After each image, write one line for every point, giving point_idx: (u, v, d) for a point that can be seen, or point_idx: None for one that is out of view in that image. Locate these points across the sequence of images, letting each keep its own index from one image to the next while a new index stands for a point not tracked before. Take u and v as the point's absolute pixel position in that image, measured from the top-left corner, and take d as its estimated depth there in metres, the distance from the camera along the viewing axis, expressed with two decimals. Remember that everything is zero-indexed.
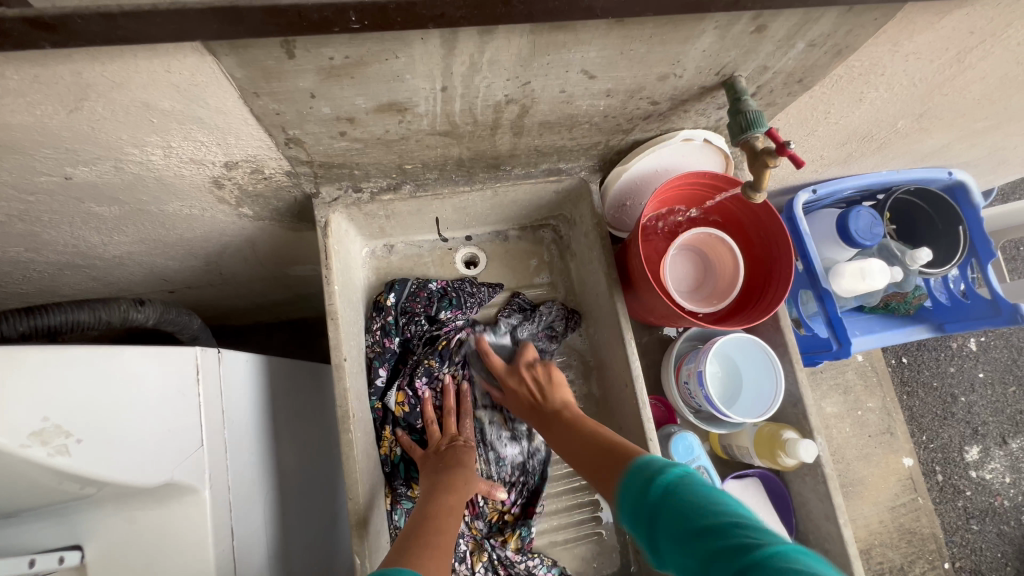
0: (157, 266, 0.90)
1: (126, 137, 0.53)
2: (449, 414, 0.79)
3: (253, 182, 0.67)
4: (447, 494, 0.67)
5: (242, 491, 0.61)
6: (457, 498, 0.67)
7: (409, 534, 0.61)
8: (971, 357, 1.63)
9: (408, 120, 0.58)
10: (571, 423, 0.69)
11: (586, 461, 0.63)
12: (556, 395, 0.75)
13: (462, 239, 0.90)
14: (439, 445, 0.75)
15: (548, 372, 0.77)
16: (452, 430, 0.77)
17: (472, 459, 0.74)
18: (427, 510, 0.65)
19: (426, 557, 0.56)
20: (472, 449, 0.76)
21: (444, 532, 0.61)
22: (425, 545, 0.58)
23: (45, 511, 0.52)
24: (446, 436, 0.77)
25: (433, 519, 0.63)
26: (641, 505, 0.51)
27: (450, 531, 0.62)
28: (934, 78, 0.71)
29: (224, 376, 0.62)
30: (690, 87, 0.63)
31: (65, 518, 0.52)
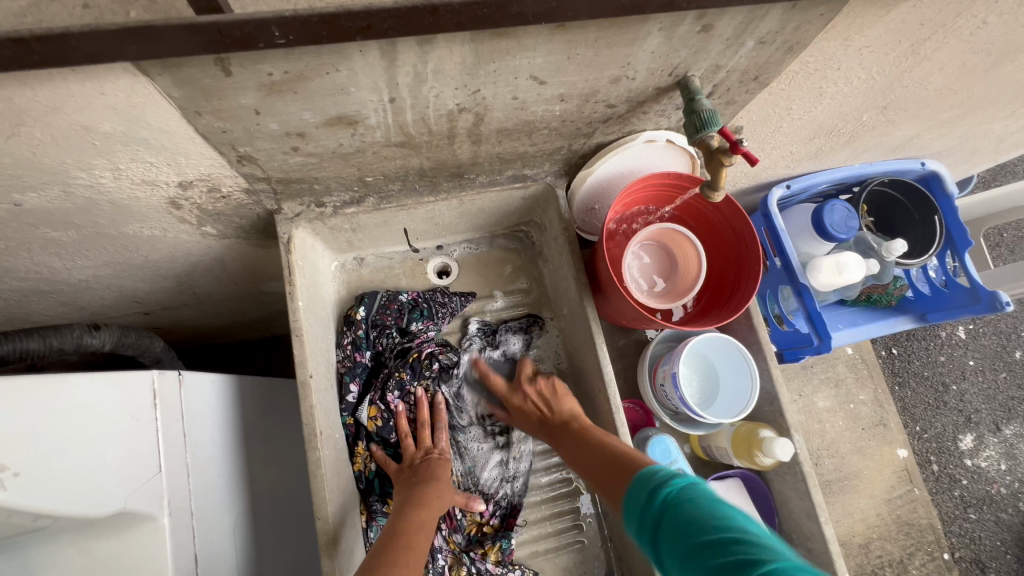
0: (127, 289, 0.89)
1: (70, 161, 0.52)
2: (422, 427, 0.78)
3: (212, 201, 0.67)
4: (419, 510, 0.65)
5: (210, 516, 0.60)
6: (429, 513, 0.66)
7: (375, 555, 0.59)
8: (961, 345, 1.63)
9: (361, 132, 0.58)
10: (588, 432, 0.67)
11: (596, 459, 0.62)
12: (560, 399, 0.75)
13: (433, 249, 0.90)
14: (414, 458, 0.74)
15: (551, 387, 0.77)
16: (426, 443, 0.76)
17: (447, 473, 0.73)
18: (395, 526, 0.63)
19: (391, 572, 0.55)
20: (446, 460, 0.75)
21: (413, 549, 0.60)
22: (389, 562, 0.57)
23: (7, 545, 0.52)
24: (420, 450, 0.76)
25: (402, 535, 0.61)
26: (646, 520, 0.50)
27: (421, 548, 0.61)
28: (892, 70, 0.71)
29: (187, 400, 0.61)
30: (645, 88, 0.62)
31: (21, 553, 0.51)
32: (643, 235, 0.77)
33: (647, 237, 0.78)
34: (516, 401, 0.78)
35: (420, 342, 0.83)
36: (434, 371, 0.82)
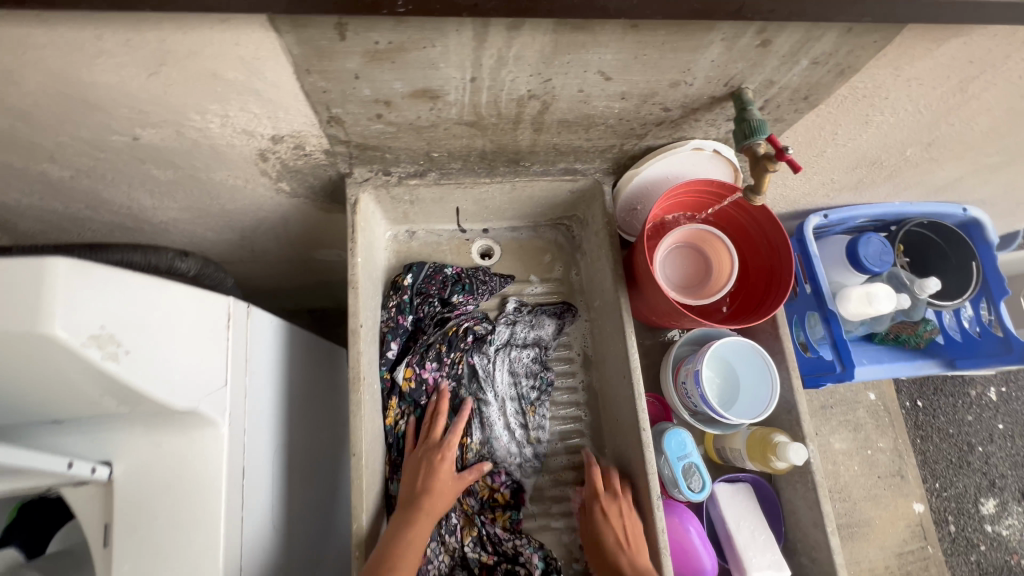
0: (197, 236, 0.97)
1: (191, 103, 0.60)
2: (437, 416, 0.79)
3: (295, 158, 0.74)
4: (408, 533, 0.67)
5: (257, 435, 0.66)
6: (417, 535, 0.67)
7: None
8: (991, 406, 1.59)
9: (439, 107, 0.65)
10: None
11: None
12: (616, 548, 0.70)
13: (479, 232, 0.96)
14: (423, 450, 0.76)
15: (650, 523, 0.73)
16: (435, 434, 0.77)
17: (450, 488, 0.73)
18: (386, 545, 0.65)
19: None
20: (449, 458, 0.75)
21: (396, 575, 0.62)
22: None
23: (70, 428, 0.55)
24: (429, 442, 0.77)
25: (386, 560, 0.63)
26: None
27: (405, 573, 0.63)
28: (939, 106, 0.75)
29: (252, 329, 0.68)
30: (700, 96, 0.68)
31: (93, 435, 0.56)
32: (678, 235, 0.82)
33: (682, 238, 0.82)
34: (620, 507, 0.74)
35: (457, 315, 0.88)
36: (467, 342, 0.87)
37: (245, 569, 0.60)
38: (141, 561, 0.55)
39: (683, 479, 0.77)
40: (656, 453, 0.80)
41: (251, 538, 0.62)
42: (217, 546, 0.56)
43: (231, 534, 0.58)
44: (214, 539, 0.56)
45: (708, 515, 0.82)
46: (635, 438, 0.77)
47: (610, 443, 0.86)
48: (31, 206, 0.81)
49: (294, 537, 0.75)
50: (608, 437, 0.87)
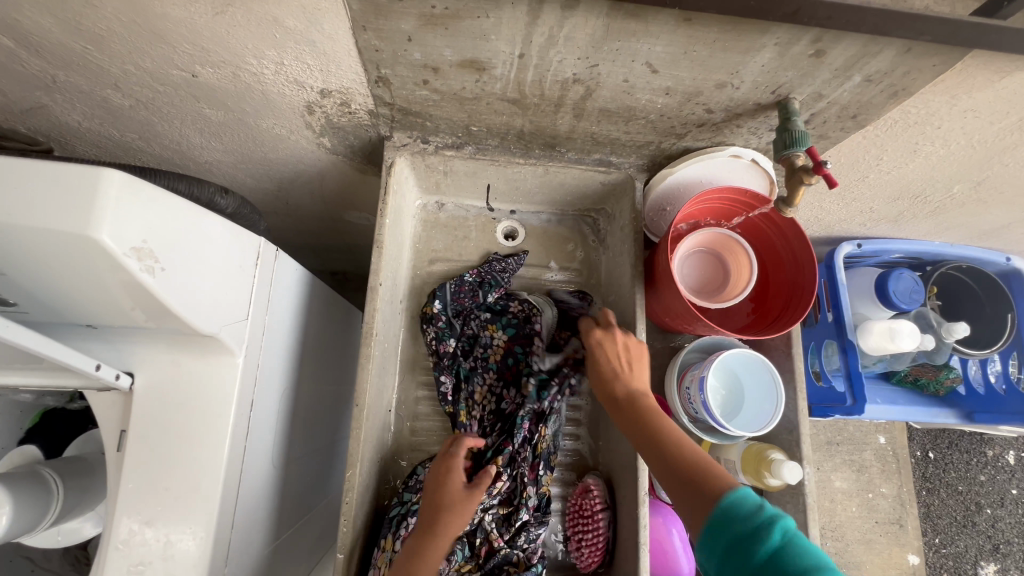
0: (237, 180, 1.01)
1: (250, 47, 0.63)
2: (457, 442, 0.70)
3: (339, 114, 0.76)
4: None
5: (268, 374, 0.69)
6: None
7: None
8: (1007, 470, 1.54)
9: (484, 80, 0.66)
10: (665, 439, 0.62)
11: (674, 478, 0.59)
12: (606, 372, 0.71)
13: (506, 212, 0.97)
14: (437, 469, 0.68)
15: (637, 354, 0.72)
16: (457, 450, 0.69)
17: (460, 518, 0.64)
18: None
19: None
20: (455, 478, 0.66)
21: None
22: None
23: (97, 336, 0.59)
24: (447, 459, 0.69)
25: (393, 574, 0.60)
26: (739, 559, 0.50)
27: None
28: (994, 143, 0.72)
29: (276, 269, 0.71)
30: (745, 101, 0.67)
31: (115, 345, 0.59)
32: (702, 237, 0.81)
33: (704, 241, 0.82)
34: (605, 352, 0.72)
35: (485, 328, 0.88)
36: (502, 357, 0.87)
37: (243, 493, 0.63)
38: (151, 468, 0.58)
39: None
40: None
41: (251, 467, 0.65)
42: (220, 467, 0.59)
43: (235, 458, 0.61)
44: (219, 459, 0.59)
45: None
46: None
47: (605, 435, 0.87)
48: (90, 130, 0.85)
49: (291, 476, 0.78)
50: (604, 428, 0.87)
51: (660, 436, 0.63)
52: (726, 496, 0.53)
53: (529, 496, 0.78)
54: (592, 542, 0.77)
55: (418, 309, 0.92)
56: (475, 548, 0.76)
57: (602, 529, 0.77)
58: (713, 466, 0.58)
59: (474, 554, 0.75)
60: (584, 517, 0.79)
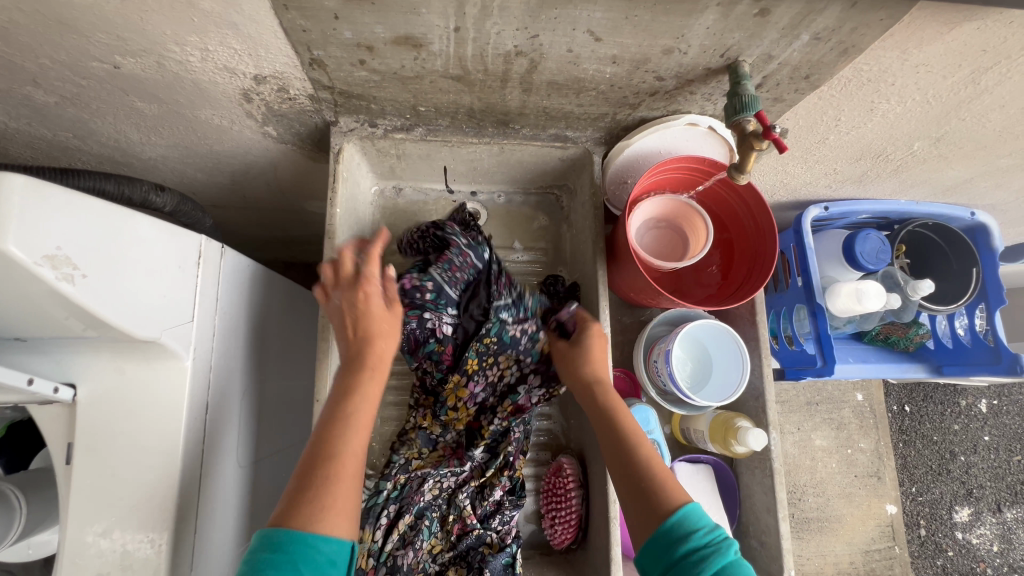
0: (187, 176, 0.97)
1: (168, 33, 0.59)
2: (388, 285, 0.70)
3: (279, 101, 0.73)
4: (354, 404, 0.62)
5: (224, 376, 0.68)
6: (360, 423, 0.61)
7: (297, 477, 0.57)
8: (980, 418, 1.58)
9: (423, 57, 0.63)
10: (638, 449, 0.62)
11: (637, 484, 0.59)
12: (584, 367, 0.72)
13: (467, 194, 0.95)
14: (337, 287, 0.68)
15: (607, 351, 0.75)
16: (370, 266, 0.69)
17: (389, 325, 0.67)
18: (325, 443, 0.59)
19: (303, 512, 0.54)
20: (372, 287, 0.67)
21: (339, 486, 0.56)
22: (306, 499, 0.54)
23: (32, 348, 0.57)
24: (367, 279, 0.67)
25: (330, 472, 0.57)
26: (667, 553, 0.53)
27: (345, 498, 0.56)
28: (949, 98, 0.71)
29: (223, 268, 0.68)
30: (695, 66, 0.65)
31: (53, 356, 0.57)
32: (663, 209, 0.80)
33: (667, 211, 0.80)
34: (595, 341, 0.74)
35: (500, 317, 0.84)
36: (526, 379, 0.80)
37: (205, 497, 0.63)
38: (103, 480, 0.57)
39: None
40: None
41: (211, 470, 0.64)
42: (175, 474, 0.58)
43: (191, 464, 0.60)
44: (173, 465, 0.58)
45: None
46: None
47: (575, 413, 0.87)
48: (19, 130, 0.81)
49: (260, 474, 0.77)
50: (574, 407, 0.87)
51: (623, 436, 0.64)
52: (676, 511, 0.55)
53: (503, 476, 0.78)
54: (565, 519, 0.78)
55: None
56: (447, 525, 0.77)
57: (576, 504, 0.78)
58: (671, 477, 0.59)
59: (445, 532, 0.76)
60: (557, 494, 0.80)
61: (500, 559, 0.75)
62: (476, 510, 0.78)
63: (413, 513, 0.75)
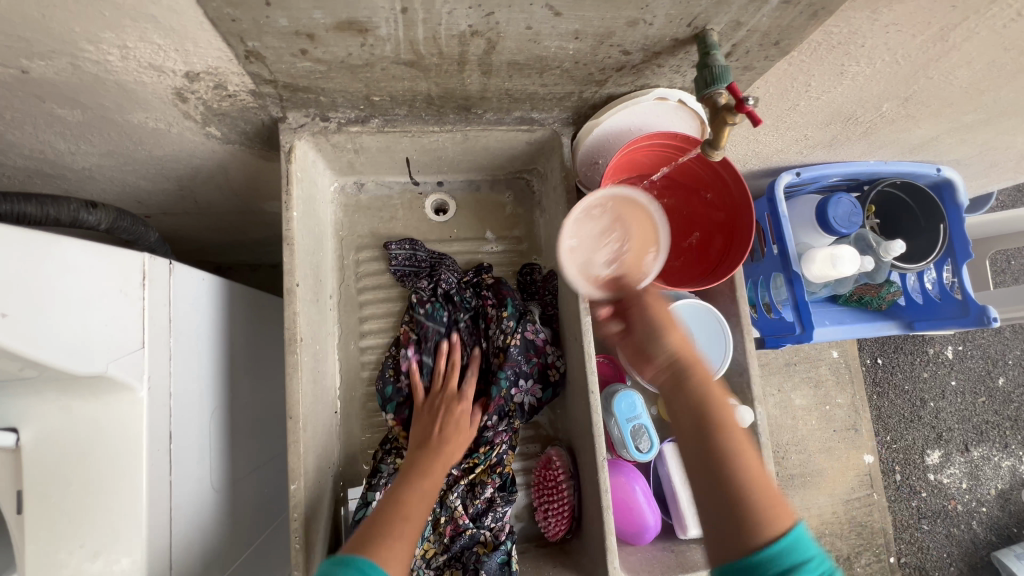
0: (130, 185, 0.90)
1: (78, 30, 0.53)
2: (454, 369, 0.80)
3: (218, 99, 0.67)
4: (422, 478, 0.67)
5: (187, 403, 0.63)
6: (432, 483, 0.67)
7: (369, 520, 0.60)
8: (947, 364, 1.64)
9: (370, 43, 0.58)
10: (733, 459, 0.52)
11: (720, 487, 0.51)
12: (659, 340, 0.61)
13: (433, 184, 0.90)
14: (432, 407, 0.77)
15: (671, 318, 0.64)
16: (452, 384, 0.79)
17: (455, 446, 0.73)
18: (398, 491, 0.64)
19: (381, 540, 0.56)
20: (464, 408, 0.77)
21: (409, 521, 0.60)
22: (377, 530, 0.57)
23: None
24: (446, 392, 0.78)
25: (401, 504, 0.62)
26: None
27: (413, 522, 0.61)
28: (918, 56, 0.70)
29: (175, 287, 0.63)
30: (661, 38, 0.62)
31: None
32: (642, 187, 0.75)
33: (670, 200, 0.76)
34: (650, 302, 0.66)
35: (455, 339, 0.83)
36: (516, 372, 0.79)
37: (177, 530, 0.59)
38: (62, 525, 0.53)
39: (631, 440, 0.77)
40: (607, 414, 0.80)
41: (182, 503, 0.60)
42: (141, 514, 0.54)
43: (159, 499, 0.56)
44: (137, 506, 0.54)
45: (656, 472, 0.84)
46: (585, 400, 0.75)
47: (562, 402, 0.85)
48: None
49: (238, 496, 0.74)
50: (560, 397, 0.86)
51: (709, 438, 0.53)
52: (778, 542, 0.46)
53: (497, 471, 0.78)
54: (558, 511, 0.77)
55: (351, 301, 0.86)
56: (439, 528, 0.75)
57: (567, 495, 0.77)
58: (771, 491, 0.50)
59: (438, 535, 0.75)
60: (548, 487, 0.79)
61: (495, 558, 0.74)
62: (469, 511, 0.76)
63: None
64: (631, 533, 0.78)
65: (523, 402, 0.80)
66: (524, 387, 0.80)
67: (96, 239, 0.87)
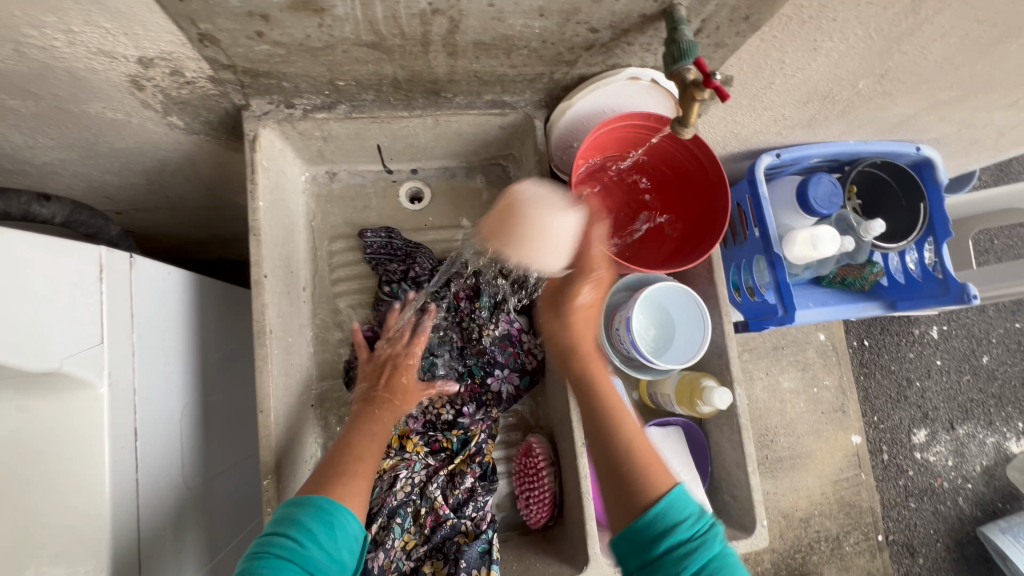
0: (95, 180, 0.87)
1: (19, 14, 0.50)
2: (404, 328, 0.80)
3: (176, 87, 0.64)
4: (371, 424, 0.68)
5: (154, 399, 0.62)
6: (381, 426, 0.69)
7: (322, 466, 0.63)
8: (932, 344, 1.65)
9: (329, 24, 0.56)
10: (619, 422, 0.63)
11: (614, 453, 0.61)
12: (561, 330, 0.72)
13: (408, 173, 0.89)
14: (381, 360, 0.77)
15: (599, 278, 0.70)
16: (400, 343, 0.79)
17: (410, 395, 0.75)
18: (350, 437, 0.66)
19: (336, 483, 0.59)
20: (414, 369, 0.77)
21: (362, 460, 0.64)
22: (336, 473, 0.61)
23: None
24: (394, 352, 0.78)
25: (351, 448, 0.64)
26: (643, 552, 0.54)
27: (367, 462, 0.64)
28: (891, 30, 0.69)
29: (137, 282, 0.62)
30: (629, 14, 0.61)
31: None
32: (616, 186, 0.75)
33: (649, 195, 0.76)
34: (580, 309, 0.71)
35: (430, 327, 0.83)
36: (494, 359, 0.82)
37: (146, 529, 0.58)
38: (25, 527, 0.52)
39: None
40: None
41: (150, 501, 0.59)
42: (105, 513, 0.53)
43: (125, 497, 0.55)
44: (100, 505, 0.53)
45: None
46: (563, 387, 0.75)
47: (542, 390, 0.85)
48: None
49: (214, 493, 0.73)
50: (540, 385, 0.85)
51: (608, 408, 0.65)
52: (658, 503, 0.55)
53: (476, 461, 0.78)
54: (539, 498, 0.78)
55: (326, 293, 0.85)
56: (420, 519, 0.74)
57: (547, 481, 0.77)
58: (656, 462, 0.59)
59: (419, 526, 0.74)
60: (528, 474, 0.79)
61: (476, 547, 0.72)
62: (449, 501, 0.76)
63: (384, 514, 0.72)
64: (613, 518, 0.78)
65: (501, 391, 0.82)
66: (500, 375, 0.82)
67: (61, 236, 0.85)
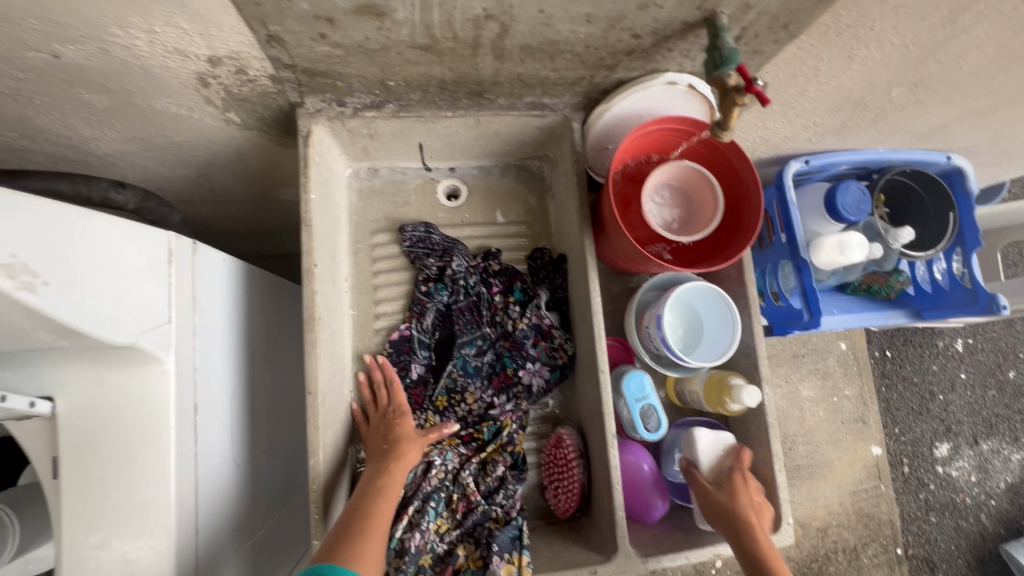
0: (150, 172, 0.92)
1: (109, 15, 0.55)
2: (382, 386, 0.81)
3: (239, 84, 0.69)
4: (378, 485, 0.69)
5: (210, 377, 0.66)
6: (389, 485, 0.69)
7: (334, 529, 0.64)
8: (957, 357, 1.64)
9: (387, 27, 0.60)
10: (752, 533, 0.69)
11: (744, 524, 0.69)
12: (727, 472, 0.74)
13: (445, 170, 0.92)
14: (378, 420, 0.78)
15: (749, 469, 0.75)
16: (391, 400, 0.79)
17: (414, 445, 0.74)
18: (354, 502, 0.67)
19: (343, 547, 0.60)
20: (406, 418, 0.77)
21: (369, 522, 0.64)
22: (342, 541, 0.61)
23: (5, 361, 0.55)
24: (383, 410, 0.79)
25: (356, 512, 0.65)
26: None
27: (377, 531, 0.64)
28: (927, 40, 0.71)
29: (198, 266, 0.66)
30: (671, 21, 0.63)
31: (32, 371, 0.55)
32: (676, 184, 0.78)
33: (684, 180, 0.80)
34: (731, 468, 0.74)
35: (464, 321, 0.86)
36: (525, 353, 0.84)
37: (202, 498, 0.62)
38: (95, 491, 0.56)
39: (640, 421, 0.79)
40: (617, 395, 0.82)
41: (206, 473, 0.63)
42: (169, 480, 0.56)
43: (186, 466, 0.59)
44: (165, 472, 0.56)
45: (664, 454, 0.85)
46: (594, 381, 0.77)
47: (571, 385, 0.87)
48: None
49: (258, 471, 0.76)
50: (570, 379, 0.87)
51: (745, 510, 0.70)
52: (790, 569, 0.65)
53: (506, 450, 0.80)
54: (567, 488, 0.80)
55: (365, 283, 0.88)
56: (452, 504, 0.77)
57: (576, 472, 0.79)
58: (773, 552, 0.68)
59: (451, 512, 0.77)
60: (558, 465, 0.81)
61: (507, 532, 0.74)
62: (480, 488, 0.79)
63: (419, 499, 0.76)
64: (638, 510, 0.81)
65: (533, 384, 0.84)
66: (531, 368, 0.84)
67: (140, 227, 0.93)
